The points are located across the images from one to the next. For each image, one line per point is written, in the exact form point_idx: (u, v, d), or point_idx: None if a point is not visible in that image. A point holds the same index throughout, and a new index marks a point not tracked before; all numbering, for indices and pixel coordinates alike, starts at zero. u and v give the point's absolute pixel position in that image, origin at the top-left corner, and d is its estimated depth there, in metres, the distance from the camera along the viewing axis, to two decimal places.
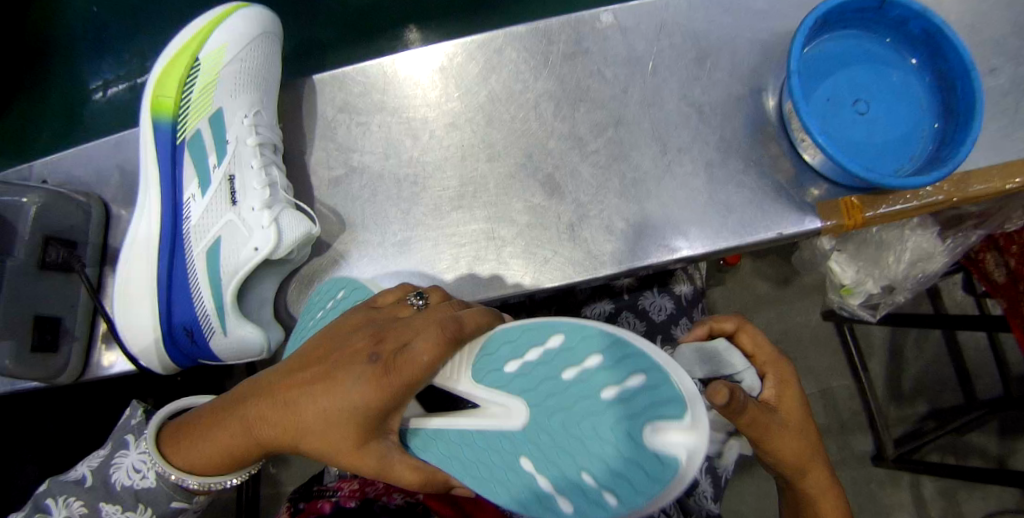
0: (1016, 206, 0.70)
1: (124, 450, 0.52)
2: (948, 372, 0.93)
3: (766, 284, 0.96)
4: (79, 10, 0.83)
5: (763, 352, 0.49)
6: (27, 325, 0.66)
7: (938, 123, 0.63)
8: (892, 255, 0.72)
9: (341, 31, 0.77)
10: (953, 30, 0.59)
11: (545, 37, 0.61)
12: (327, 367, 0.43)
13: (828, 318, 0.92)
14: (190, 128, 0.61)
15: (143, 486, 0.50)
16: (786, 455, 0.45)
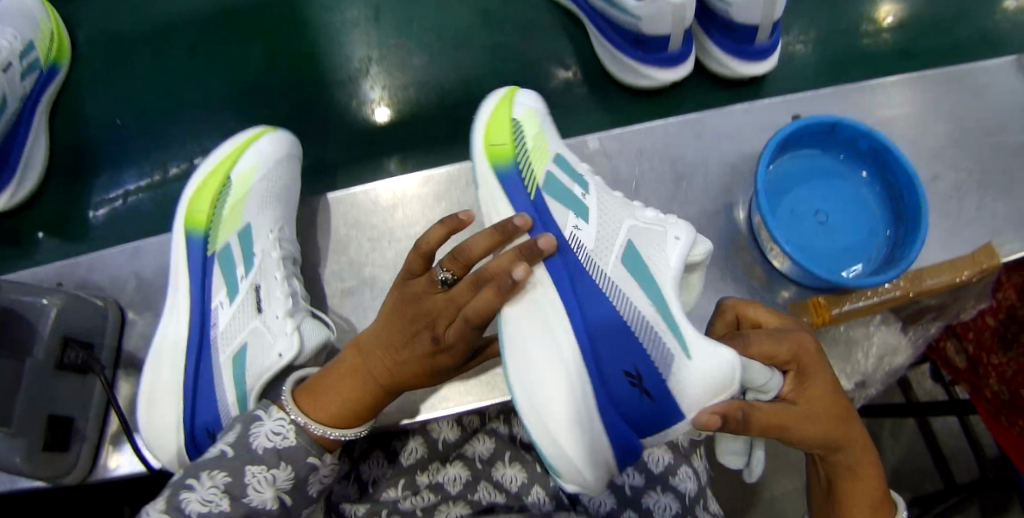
0: (968, 298, 0.78)
1: (258, 420, 0.50)
2: (926, 457, 0.99)
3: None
4: (95, 121, 0.85)
5: (782, 351, 0.49)
6: (42, 425, 0.66)
7: (889, 229, 0.69)
8: (861, 350, 0.78)
9: (340, 156, 0.78)
10: (898, 147, 0.66)
11: None
12: (397, 348, 0.52)
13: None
14: (220, 239, 0.67)
15: (287, 444, 0.49)
16: (813, 441, 0.48)
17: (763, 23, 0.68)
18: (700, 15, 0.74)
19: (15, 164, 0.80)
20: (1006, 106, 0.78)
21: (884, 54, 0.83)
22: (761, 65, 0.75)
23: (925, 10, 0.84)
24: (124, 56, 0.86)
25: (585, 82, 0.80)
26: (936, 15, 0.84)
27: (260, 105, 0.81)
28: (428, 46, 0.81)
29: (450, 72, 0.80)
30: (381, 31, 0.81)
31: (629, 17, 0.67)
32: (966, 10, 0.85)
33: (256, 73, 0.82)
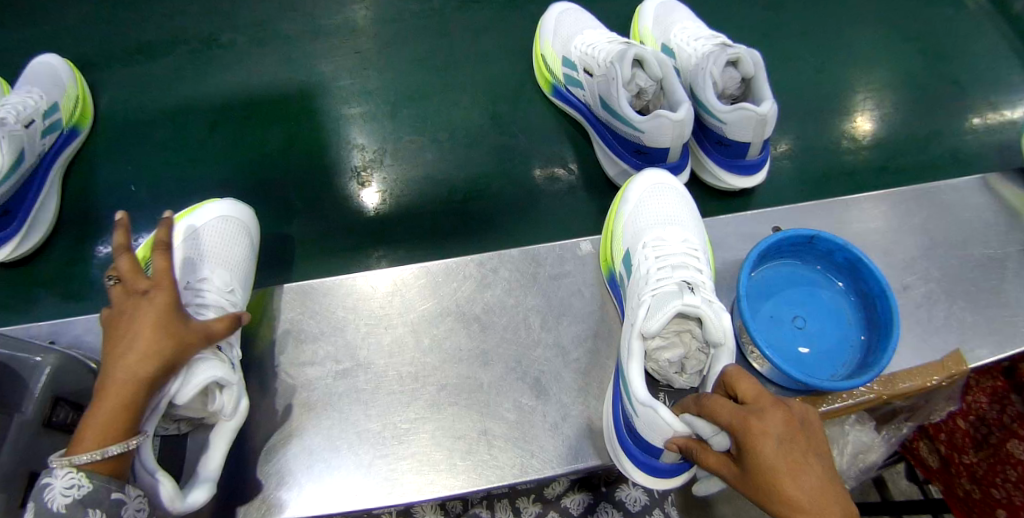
0: (939, 398, 0.80)
1: (46, 485, 0.49)
2: None
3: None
4: (101, 184, 0.86)
5: (723, 418, 0.51)
6: (21, 481, 0.64)
7: (863, 335, 0.73)
8: (837, 448, 0.82)
9: (345, 241, 0.81)
10: (871, 260, 0.70)
11: (535, 259, 0.75)
12: (116, 337, 0.54)
13: None
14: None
15: (86, 493, 0.49)
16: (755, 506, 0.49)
17: (754, 141, 0.74)
18: (696, 131, 0.81)
19: (24, 218, 0.79)
20: (975, 222, 0.84)
21: (864, 167, 0.89)
22: (751, 179, 0.80)
23: (900, 130, 0.91)
24: (145, 124, 0.88)
25: (584, 186, 0.84)
26: (910, 135, 0.91)
27: (272, 185, 0.84)
28: (437, 142, 0.86)
29: (456, 166, 0.85)
30: (393, 125, 0.87)
31: (632, 130, 0.73)
32: (938, 131, 0.92)
33: (273, 155, 0.85)
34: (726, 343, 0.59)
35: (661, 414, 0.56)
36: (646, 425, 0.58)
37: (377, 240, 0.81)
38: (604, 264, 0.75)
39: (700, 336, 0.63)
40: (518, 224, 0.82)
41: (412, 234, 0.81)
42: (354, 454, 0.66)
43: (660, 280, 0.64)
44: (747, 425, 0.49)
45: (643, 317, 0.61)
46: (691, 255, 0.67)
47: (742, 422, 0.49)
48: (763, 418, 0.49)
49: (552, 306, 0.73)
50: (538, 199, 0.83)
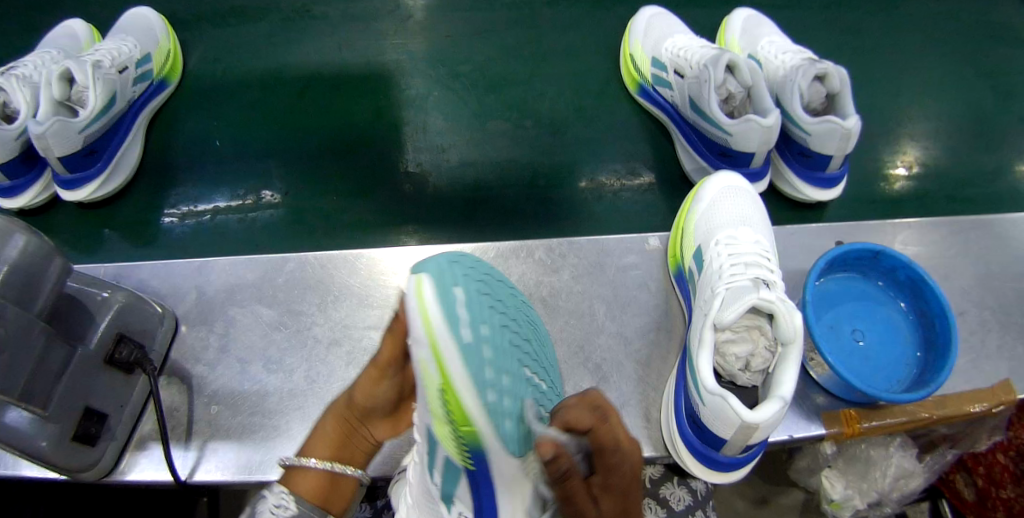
0: (984, 429, 0.80)
1: (263, 499, 0.57)
2: None
3: (744, 501, 1.02)
4: (186, 137, 0.90)
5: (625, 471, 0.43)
6: (76, 416, 0.66)
7: (919, 353, 0.73)
8: (878, 470, 0.80)
9: (415, 214, 0.83)
10: (934, 281, 0.72)
11: (604, 248, 0.76)
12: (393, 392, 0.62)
13: None
14: (459, 455, 0.48)
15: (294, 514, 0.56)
16: None
17: (836, 155, 0.76)
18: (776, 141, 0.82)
19: (107, 160, 0.83)
20: None
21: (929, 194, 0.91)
22: (828, 192, 0.81)
23: (964, 164, 0.93)
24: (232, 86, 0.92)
25: (655, 186, 0.85)
26: (975, 168, 0.93)
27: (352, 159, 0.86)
28: (514, 128, 0.88)
29: (531, 152, 0.86)
30: (474, 107, 0.89)
31: (720, 131, 0.75)
32: (1001, 167, 0.93)
33: (357, 127, 0.88)
34: (796, 342, 0.60)
35: (730, 403, 0.56)
36: (712, 413, 0.59)
37: (450, 215, 0.83)
38: (672, 259, 0.76)
39: (770, 334, 0.64)
40: (584, 212, 0.83)
41: (483, 214, 0.83)
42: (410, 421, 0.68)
43: (732, 276, 0.65)
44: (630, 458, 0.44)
45: (718, 308, 0.63)
46: (763, 256, 0.68)
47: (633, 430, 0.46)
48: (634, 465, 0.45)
49: (617, 296, 0.73)
50: (611, 194, 0.85)
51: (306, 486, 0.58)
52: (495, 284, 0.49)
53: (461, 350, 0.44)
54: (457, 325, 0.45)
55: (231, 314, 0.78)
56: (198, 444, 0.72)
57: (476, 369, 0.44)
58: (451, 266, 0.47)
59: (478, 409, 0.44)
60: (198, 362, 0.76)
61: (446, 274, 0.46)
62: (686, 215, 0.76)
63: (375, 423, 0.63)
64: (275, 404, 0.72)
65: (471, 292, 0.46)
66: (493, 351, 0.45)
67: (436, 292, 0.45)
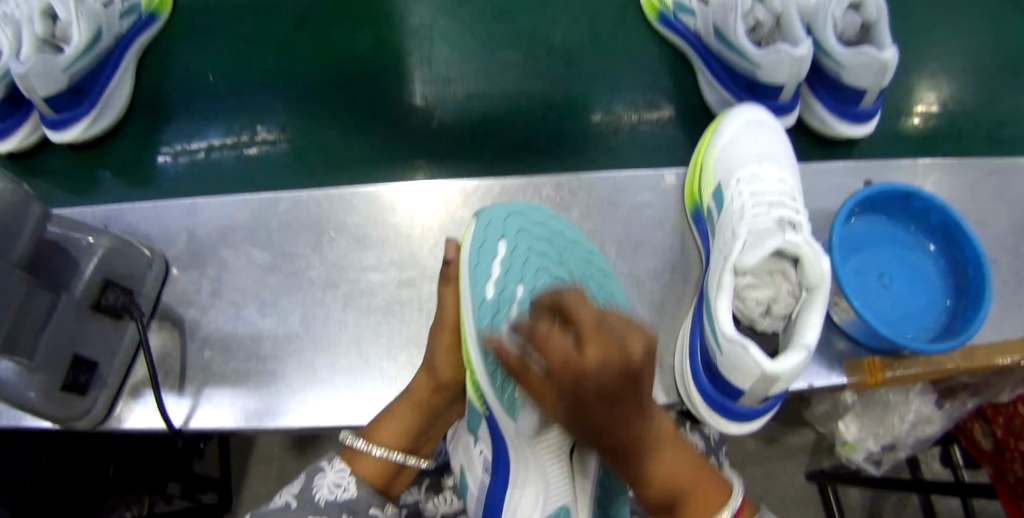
0: (1009, 380, 0.77)
1: (321, 472, 0.56)
2: None
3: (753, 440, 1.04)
4: (183, 71, 0.88)
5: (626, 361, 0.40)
6: (65, 365, 0.63)
7: (949, 301, 0.70)
8: (896, 416, 0.77)
9: (415, 144, 0.82)
10: (968, 225, 0.67)
11: (617, 186, 0.71)
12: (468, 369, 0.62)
13: (810, 479, 0.98)
14: (477, 400, 0.57)
15: (350, 495, 0.54)
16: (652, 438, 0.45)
17: (870, 89, 0.72)
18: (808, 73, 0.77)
19: (95, 99, 0.82)
20: None
21: (961, 133, 0.86)
22: (860, 128, 0.78)
23: (999, 102, 0.87)
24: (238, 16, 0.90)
25: (676, 119, 0.82)
26: (1009, 104, 0.88)
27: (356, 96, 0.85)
28: (519, 58, 0.85)
29: (536, 82, 0.84)
30: (477, 36, 0.86)
31: (748, 63, 0.70)
32: None
33: (359, 54, 0.87)
34: (823, 287, 0.56)
35: (750, 352, 0.53)
36: (729, 361, 0.56)
37: (452, 147, 0.82)
38: (689, 199, 0.71)
39: (794, 279, 0.60)
40: (591, 145, 0.81)
41: (487, 148, 0.82)
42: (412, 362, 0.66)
43: (754, 217, 0.61)
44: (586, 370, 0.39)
45: (738, 250, 0.59)
46: (788, 195, 0.63)
47: (616, 343, 0.39)
48: (596, 384, 0.39)
49: (630, 237, 0.69)
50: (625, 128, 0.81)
51: (368, 470, 0.56)
52: (538, 249, 0.60)
53: (476, 301, 0.57)
54: (482, 276, 0.58)
55: (223, 256, 0.74)
56: (193, 391, 0.69)
57: (487, 319, 0.56)
58: (499, 219, 0.62)
59: (484, 368, 0.55)
60: (191, 306, 0.73)
61: (491, 227, 0.61)
62: (705, 151, 0.71)
63: (448, 406, 0.63)
64: (270, 349, 0.69)
65: (505, 251, 0.60)
66: (511, 307, 0.56)
67: (471, 245, 0.60)
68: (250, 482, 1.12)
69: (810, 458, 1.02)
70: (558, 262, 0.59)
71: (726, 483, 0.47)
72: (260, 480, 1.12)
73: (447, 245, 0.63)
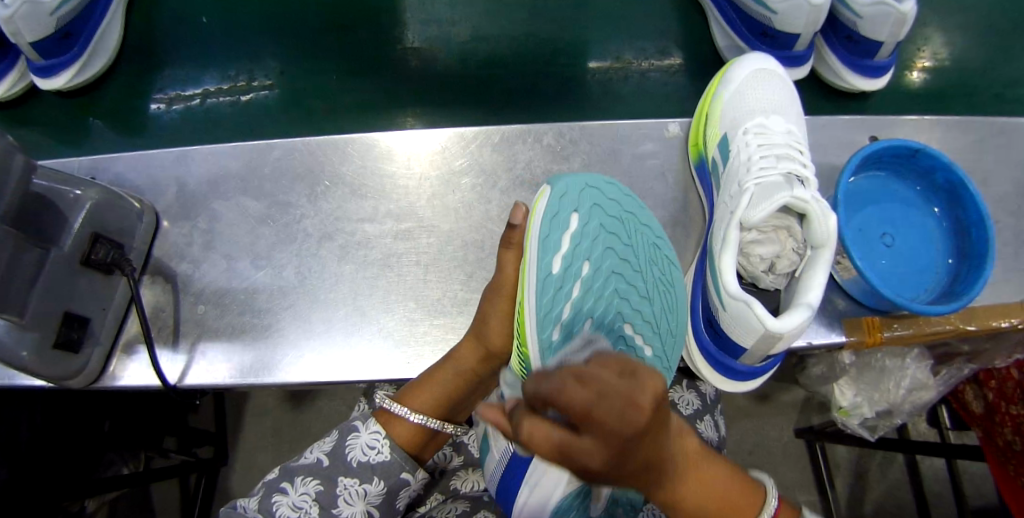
0: (1006, 344, 0.77)
1: (355, 431, 0.54)
2: (907, 498, 1.05)
3: (746, 397, 1.05)
4: (176, 14, 0.88)
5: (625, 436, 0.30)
6: (57, 320, 0.62)
7: (951, 263, 0.69)
8: (892, 381, 0.77)
9: (407, 93, 0.86)
10: (974, 186, 0.66)
11: (619, 136, 0.69)
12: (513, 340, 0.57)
13: (799, 436, 1.00)
14: (518, 376, 0.53)
15: (382, 458, 0.53)
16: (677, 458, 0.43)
17: (887, 41, 0.72)
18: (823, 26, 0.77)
19: (82, 45, 0.79)
20: None
21: (942, 98, 0.89)
22: (874, 82, 0.79)
23: (989, 60, 0.90)
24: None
25: (685, 67, 0.86)
26: (996, 66, 0.89)
27: (359, 36, 0.87)
28: (512, 8, 0.87)
29: (526, 34, 0.87)
30: None
31: (765, 9, 0.72)
32: None
33: None
34: (830, 244, 0.56)
35: (755, 310, 0.52)
36: (732, 317, 0.56)
37: (443, 93, 0.86)
38: (693, 150, 0.69)
39: (799, 236, 0.59)
40: (580, 97, 0.86)
41: (480, 98, 0.86)
42: (406, 314, 0.65)
43: (761, 171, 0.59)
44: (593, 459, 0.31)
45: (745, 205, 0.57)
46: (795, 148, 0.62)
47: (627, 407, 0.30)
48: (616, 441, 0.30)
49: (632, 188, 0.67)
50: (612, 84, 0.86)
51: (404, 435, 0.54)
52: (610, 227, 0.52)
53: (541, 275, 0.50)
54: (550, 249, 0.51)
55: (214, 207, 0.72)
56: (187, 345, 0.68)
57: (548, 300, 0.50)
58: (577, 189, 0.54)
59: (536, 343, 0.49)
60: (182, 260, 0.71)
61: (567, 196, 0.53)
62: (710, 104, 0.69)
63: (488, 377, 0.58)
64: (265, 303, 0.68)
65: (579, 224, 0.52)
66: (574, 285, 0.50)
67: (545, 212, 0.52)
68: (245, 435, 1.12)
69: (800, 415, 1.04)
70: (629, 240, 0.52)
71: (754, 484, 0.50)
72: (255, 433, 1.12)
73: (516, 206, 0.54)
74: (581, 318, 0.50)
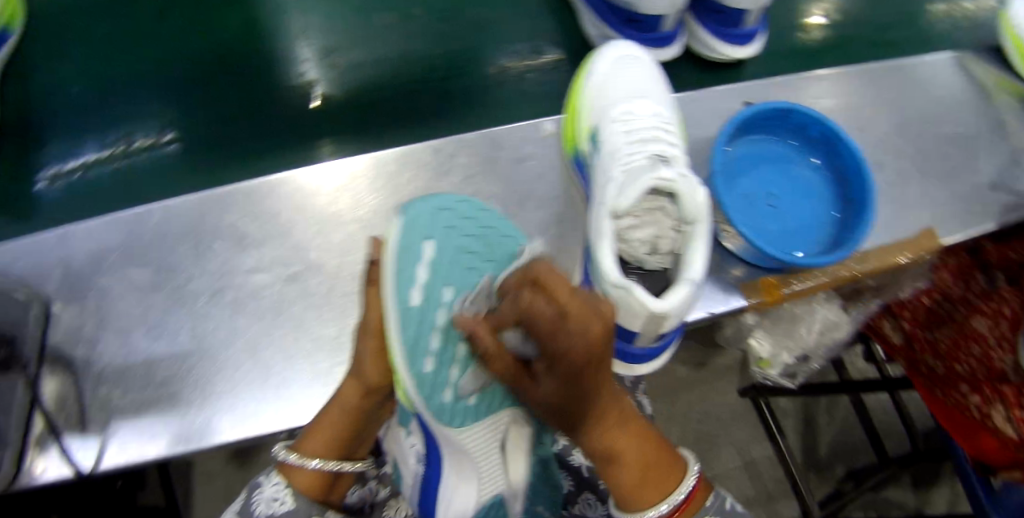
0: (908, 276, 0.80)
1: (259, 487, 0.56)
2: (859, 435, 1.12)
3: (685, 366, 1.11)
4: (51, 88, 0.83)
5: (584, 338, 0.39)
6: None
7: (836, 212, 0.71)
8: (804, 326, 0.81)
9: (291, 134, 0.83)
10: (847, 136, 0.68)
11: (493, 143, 0.69)
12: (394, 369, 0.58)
13: (744, 396, 1.03)
14: (406, 399, 0.54)
15: (286, 508, 0.54)
16: (616, 437, 0.48)
17: (750, 7, 0.73)
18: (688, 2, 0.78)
19: None
20: (947, 98, 0.83)
21: (813, 54, 0.92)
22: (746, 49, 0.81)
23: (851, 10, 0.94)
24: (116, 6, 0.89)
25: (564, 66, 0.88)
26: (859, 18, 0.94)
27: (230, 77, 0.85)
28: (394, 38, 0.89)
29: (409, 60, 0.88)
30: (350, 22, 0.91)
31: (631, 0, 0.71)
32: (889, 20, 0.94)
33: (234, 47, 0.88)
34: (702, 219, 0.57)
35: (638, 297, 0.53)
36: (620, 306, 0.56)
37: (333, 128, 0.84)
38: (569, 143, 0.70)
39: (674, 214, 0.60)
40: (470, 109, 0.85)
41: (362, 126, 0.84)
42: (309, 358, 0.65)
43: (629, 157, 0.60)
44: (568, 339, 0.39)
45: (616, 194, 0.58)
46: (662, 128, 0.62)
47: (592, 309, 0.40)
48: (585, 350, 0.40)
49: (514, 192, 0.68)
50: (498, 89, 0.87)
51: (306, 483, 0.55)
52: (465, 247, 0.55)
53: (401, 309, 0.51)
54: (407, 283, 0.52)
55: (102, 283, 0.69)
56: (99, 432, 0.63)
57: (412, 330, 0.51)
58: (427, 217, 0.55)
59: (410, 374, 0.51)
60: (78, 340, 0.67)
61: (416, 226, 0.54)
62: (574, 99, 0.71)
63: (379, 409, 0.60)
64: (167, 372, 0.65)
65: (433, 250, 0.54)
66: (437, 313, 0.52)
67: (395, 244, 0.53)
68: (198, 499, 1.10)
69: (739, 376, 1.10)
70: (484, 254, 0.55)
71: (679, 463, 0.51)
72: (208, 499, 1.10)
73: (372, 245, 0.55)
74: (452, 342, 0.51)
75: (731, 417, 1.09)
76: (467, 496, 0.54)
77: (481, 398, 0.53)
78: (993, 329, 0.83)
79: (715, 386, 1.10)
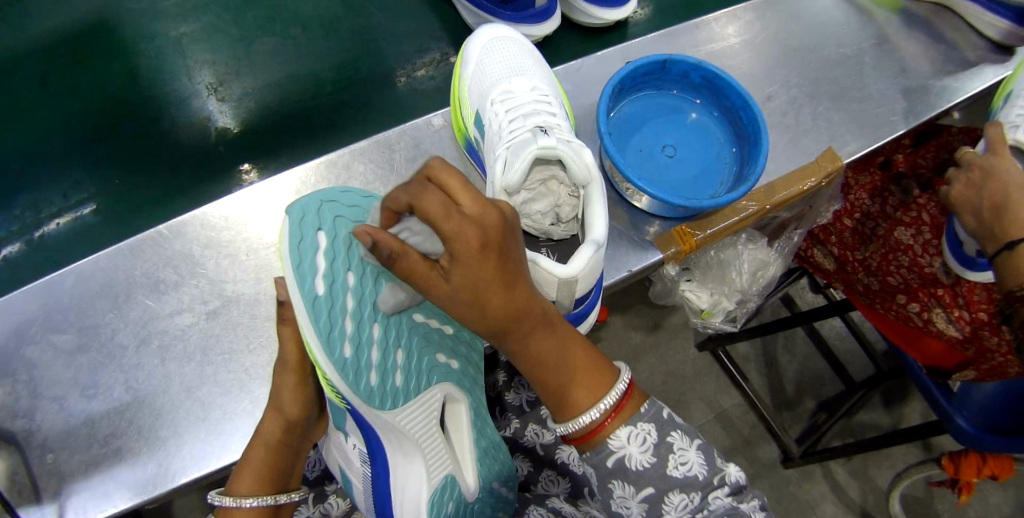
0: (822, 202, 0.82)
1: None
2: (822, 365, 1.18)
3: (639, 333, 1.19)
4: None
5: (481, 227, 0.41)
6: None
7: (735, 149, 0.73)
8: (734, 269, 0.82)
9: (216, 168, 0.95)
10: (726, 74, 0.70)
11: (386, 147, 0.71)
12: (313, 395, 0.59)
13: (702, 349, 1.16)
14: (335, 397, 0.52)
15: None
16: (543, 346, 0.48)
17: None
18: None
19: None
20: (824, 23, 0.85)
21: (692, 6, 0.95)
22: (621, 11, 0.84)
23: None
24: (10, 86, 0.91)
25: None
26: None
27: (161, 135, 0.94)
28: (299, 81, 0.99)
29: (315, 101, 0.99)
30: (252, 70, 0.98)
31: None
32: None
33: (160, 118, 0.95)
34: (592, 180, 0.58)
35: (542, 265, 0.54)
36: None
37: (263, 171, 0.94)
38: (459, 134, 0.72)
39: (567, 181, 0.61)
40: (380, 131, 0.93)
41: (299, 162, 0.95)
42: (244, 388, 0.65)
43: (514, 131, 0.61)
44: (464, 234, 0.40)
45: (503, 173, 0.59)
46: (541, 102, 0.64)
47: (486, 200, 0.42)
48: (481, 231, 0.41)
49: None
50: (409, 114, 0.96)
51: None
52: None
53: (308, 301, 0.49)
54: (307, 275, 0.49)
55: (30, 355, 0.66)
56: (52, 500, 0.63)
57: (322, 321, 0.49)
58: (315, 208, 0.51)
59: (329, 364, 0.49)
60: (15, 416, 0.65)
61: (305, 219, 0.51)
62: (459, 86, 0.71)
63: (304, 439, 0.60)
64: (108, 429, 0.65)
65: (329, 240, 0.51)
66: (345, 298, 0.51)
67: (289, 241, 0.50)
68: None
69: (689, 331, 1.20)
70: None
71: (614, 372, 0.49)
72: None
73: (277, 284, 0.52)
74: (366, 326, 0.52)
75: (694, 373, 1.18)
76: (419, 483, 0.55)
77: (406, 379, 0.54)
78: (917, 238, 0.85)
79: (670, 344, 1.19)
